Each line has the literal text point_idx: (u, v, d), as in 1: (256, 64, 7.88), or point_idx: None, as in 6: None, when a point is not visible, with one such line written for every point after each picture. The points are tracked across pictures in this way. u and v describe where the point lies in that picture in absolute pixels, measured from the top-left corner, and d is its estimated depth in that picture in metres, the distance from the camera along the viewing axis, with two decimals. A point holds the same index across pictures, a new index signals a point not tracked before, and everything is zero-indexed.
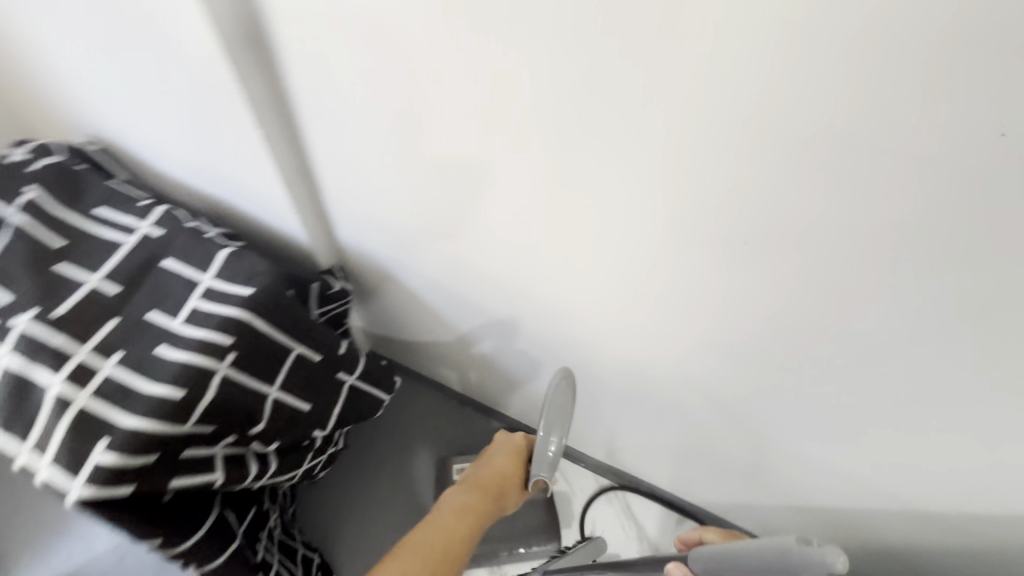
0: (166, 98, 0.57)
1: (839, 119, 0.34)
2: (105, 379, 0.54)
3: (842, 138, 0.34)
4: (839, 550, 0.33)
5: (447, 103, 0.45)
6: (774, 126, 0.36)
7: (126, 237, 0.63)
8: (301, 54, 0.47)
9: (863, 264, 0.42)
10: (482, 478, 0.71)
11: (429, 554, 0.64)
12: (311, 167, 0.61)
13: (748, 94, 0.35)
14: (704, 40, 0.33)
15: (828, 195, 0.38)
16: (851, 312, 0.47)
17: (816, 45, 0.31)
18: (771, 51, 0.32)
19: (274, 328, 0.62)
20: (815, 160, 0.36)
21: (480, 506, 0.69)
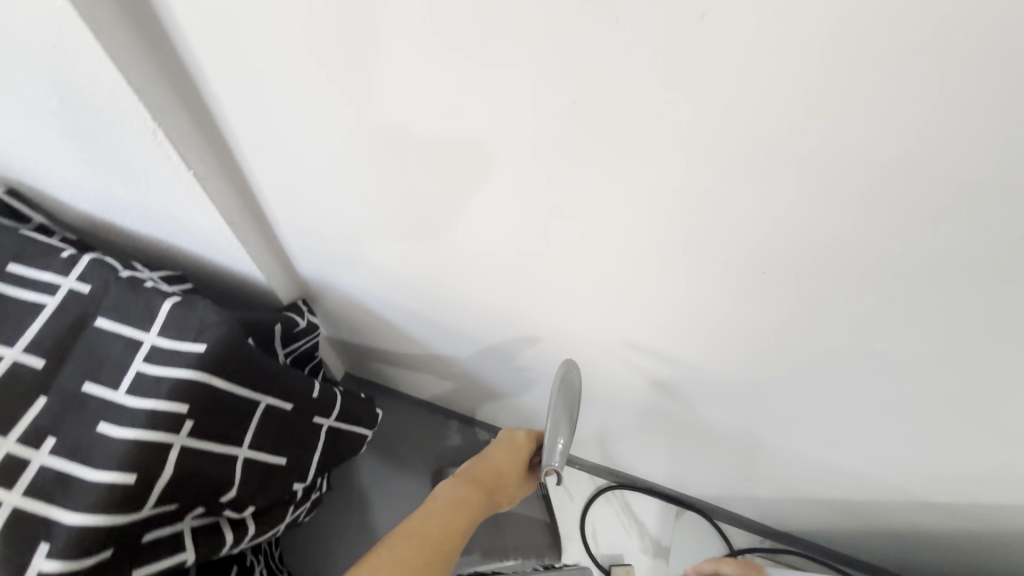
0: (72, 143, 0.47)
1: (884, 144, 0.28)
2: (40, 470, 0.47)
3: (885, 164, 0.29)
4: None
5: (411, 133, 0.38)
6: (803, 151, 0.30)
7: (49, 297, 0.54)
8: (229, 88, 0.39)
9: (892, 288, 0.37)
10: (479, 469, 0.64)
11: (421, 545, 0.57)
12: (257, 202, 0.53)
13: (774, 117, 0.29)
14: (725, 57, 0.27)
15: (861, 222, 0.33)
16: (875, 334, 0.43)
17: (862, 61, 0.25)
18: (806, 69, 0.26)
19: (234, 384, 0.55)
20: (850, 185, 0.31)
21: (476, 498, 0.62)
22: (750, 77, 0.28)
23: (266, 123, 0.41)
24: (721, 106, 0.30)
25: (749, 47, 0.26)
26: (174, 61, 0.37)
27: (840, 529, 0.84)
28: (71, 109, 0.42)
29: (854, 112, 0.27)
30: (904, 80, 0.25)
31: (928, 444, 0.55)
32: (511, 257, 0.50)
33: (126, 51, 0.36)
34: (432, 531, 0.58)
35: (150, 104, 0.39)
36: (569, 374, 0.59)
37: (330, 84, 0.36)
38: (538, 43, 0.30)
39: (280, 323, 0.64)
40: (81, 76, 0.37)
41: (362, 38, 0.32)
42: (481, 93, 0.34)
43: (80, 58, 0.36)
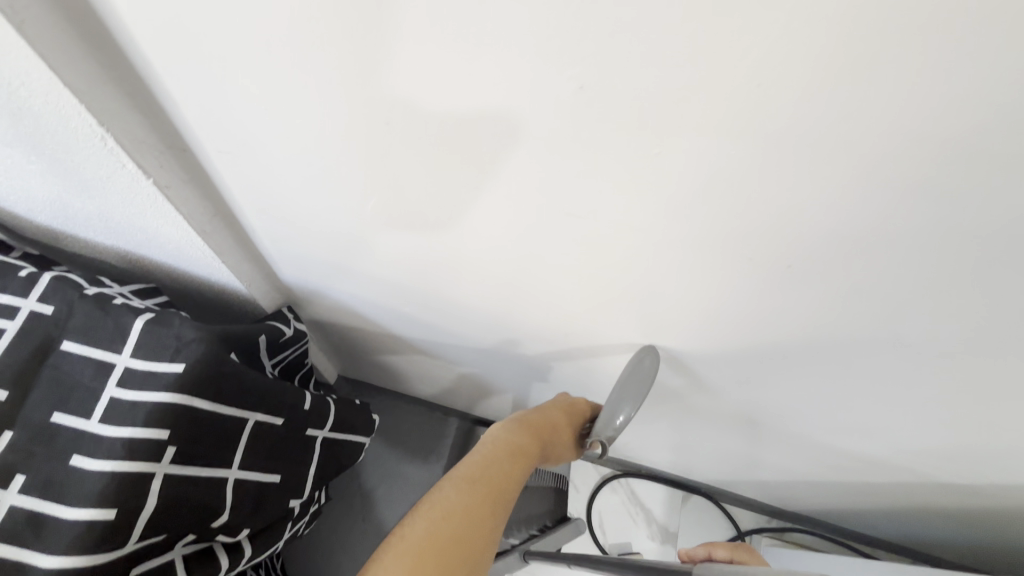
0: (17, 152, 0.42)
1: (931, 128, 0.25)
2: (10, 512, 0.43)
3: (929, 150, 0.26)
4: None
5: (393, 127, 0.34)
6: (835, 139, 0.27)
7: (7, 321, 0.49)
8: (183, 86, 0.34)
9: (922, 277, 0.34)
10: (531, 420, 0.58)
11: (484, 483, 0.48)
12: (229, 209, 0.48)
13: (805, 102, 0.26)
14: (755, 35, 0.23)
15: (899, 211, 0.30)
16: (905, 324, 0.40)
17: (913, 35, 0.21)
18: (848, 46, 0.23)
19: (218, 403, 0.52)
20: (887, 173, 0.28)
21: (530, 446, 0.55)
22: (784, 55, 0.24)
23: (230, 122, 0.37)
24: (744, 91, 0.26)
25: (785, 22, 0.23)
26: (118, 58, 0.33)
27: (849, 508, 0.82)
28: (8, 115, 0.37)
29: (905, 89, 0.24)
30: (971, 54, 0.21)
31: (950, 431, 0.52)
32: (506, 254, 0.46)
33: (59, 49, 0.31)
34: (491, 471, 0.50)
35: (94, 108, 0.34)
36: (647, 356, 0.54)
37: (297, 76, 0.32)
38: (534, 24, 0.26)
39: (265, 334, 0.60)
40: (10, 80, 0.33)
41: (329, 24, 0.28)
42: (472, 82, 0.29)
43: (7, 61, 0.31)
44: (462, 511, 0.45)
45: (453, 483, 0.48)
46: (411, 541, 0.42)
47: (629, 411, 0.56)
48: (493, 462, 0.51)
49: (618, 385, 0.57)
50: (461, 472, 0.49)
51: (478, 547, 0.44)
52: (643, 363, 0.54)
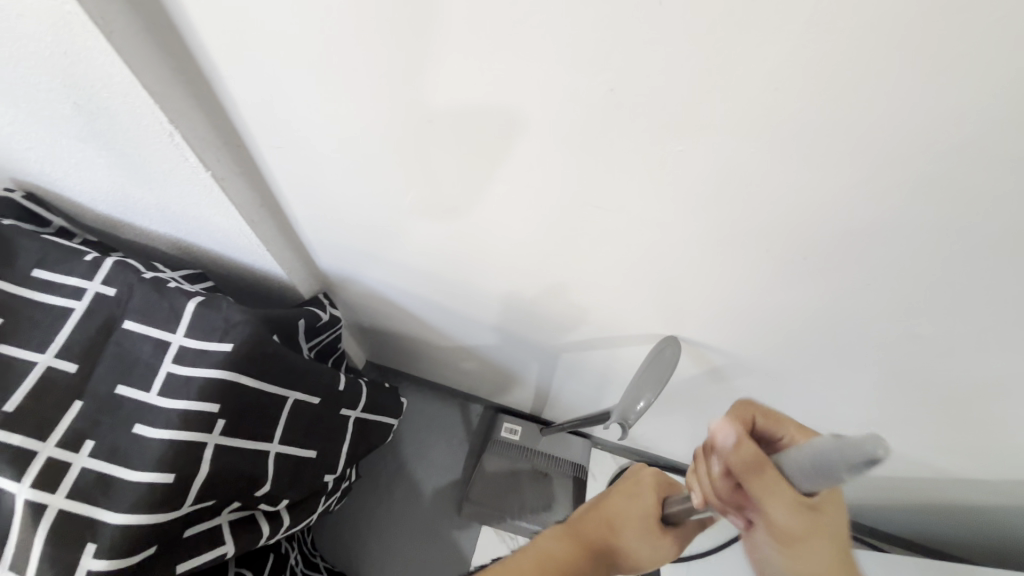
0: (90, 147, 0.46)
1: (949, 129, 0.26)
2: (81, 473, 0.47)
3: (946, 150, 0.27)
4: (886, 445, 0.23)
5: (434, 124, 0.37)
6: (859, 139, 0.28)
7: (75, 301, 0.54)
8: (245, 86, 0.37)
9: (941, 271, 0.36)
10: (546, 568, 0.40)
11: None
12: (275, 199, 0.52)
13: (831, 104, 0.27)
14: (783, 43, 0.25)
15: (919, 207, 0.31)
16: (926, 317, 0.40)
17: (931, 43, 0.23)
18: (871, 53, 0.24)
19: (262, 381, 0.56)
20: (905, 172, 0.29)
21: (575, 557, 0.41)
22: (802, 63, 0.26)
23: (284, 121, 0.40)
24: (772, 96, 0.28)
25: (804, 32, 0.24)
26: (187, 60, 0.36)
27: (866, 503, 0.82)
28: (86, 113, 0.41)
29: (918, 92, 0.25)
30: (987, 60, 0.23)
31: (967, 425, 0.53)
32: (532, 244, 0.48)
33: (140, 53, 0.34)
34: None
35: (165, 106, 0.37)
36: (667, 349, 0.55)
37: (349, 76, 0.35)
38: (573, 33, 0.28)
39: (304, 318, 0.64)
40: (95, 80, 0.36)
41: (383, 31, 0.31)
42: (510, 80, 0.32)
43: (97, 65, 0.35)
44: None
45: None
46: None
47: (649, 399, 0.56)
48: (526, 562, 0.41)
49: (638, 375, 0.58)
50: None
51: None
52: (665, 352, 0.55)
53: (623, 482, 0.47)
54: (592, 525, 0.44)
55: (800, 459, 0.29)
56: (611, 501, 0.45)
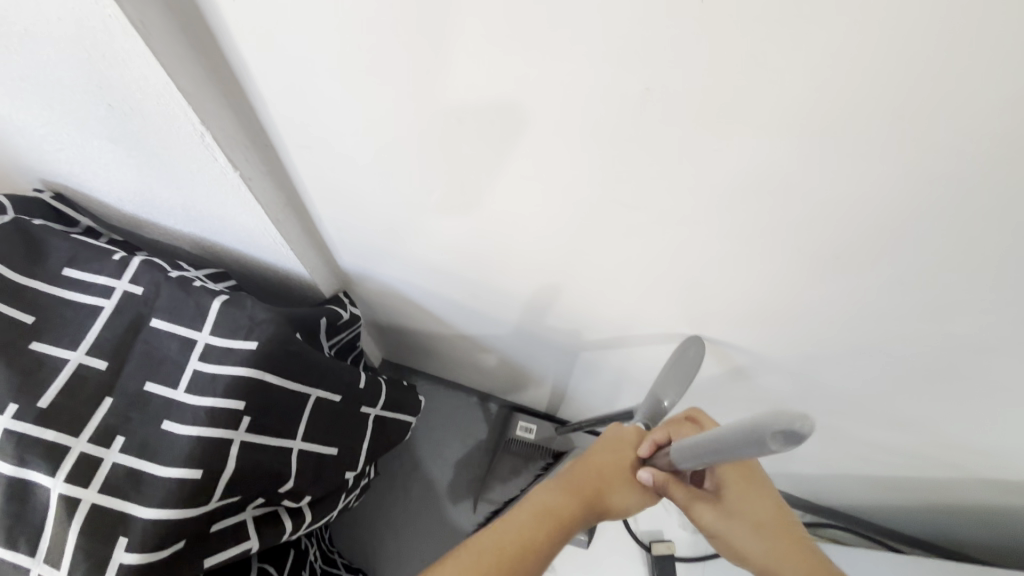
0: (120, 148, 0.47)
1: (995, 134, 0.26)
2: (113, 468, 0.48)
3: (991, 155, 0.27)
4: (805, 419, 0.27)
5: (461, 125, 0.37)
6: (900, 145, 0.28)
7: (105, 300, 0.55)
8: (275, 88, 0.38)
9: (977, 277, 0.35)
10: (542, 513, 0.47)
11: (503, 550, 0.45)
12: (299, 198, 0.52)
13: (874, 108, 0.26)
14: (826, 46, 0.24)
15: (958, 212, 0.31)
16: (957, 321, 0.40)
17: (981, 48, 0.22)
18: (914, 57, 0.24)
19: (286, 379, 0.57)
20: (944, 177, 0.29)
21: (571, 505, 0.47)
22: (858, 61, 0.25)
23: (312, 122, 0.41)
24: (810, 100, 0.27)
25: (849, 34, 0.24)
26: (220, 61, 0.36)
27: (886, 504, 0.81)
28: (119, 115, 0.41)
29: (973, 93, 0.24)
30: None
31: (996, 427, 0.52)
32: (554, 244, 0.48)
33: (173, 57, 0.35)
34: (526, 534, 0.46)
35: (198, 108, 0.38)
36: (691, 347, 0.55)
37: (377, 77, 0.35)
38: (606, 35, 0.27)
39: (325, 316, 0.65)
40: (130, 83, 0.37)
41: (418, 33, 0.31)
42: (540, 82, 0.31)
43: (131, 66, 0.35)
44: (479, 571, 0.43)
45: (488, 540, 0.45)
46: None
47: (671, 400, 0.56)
48: (525, 513, 0.47)
49: (660, 374, 0.57)
50: (496, 538, 0.46)
51: None
52: (687, 351, 0.55)
53: (610, 438, 0.52)
54: (583, 477, 0.49)
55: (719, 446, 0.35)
56: (598, 456, 0.51)
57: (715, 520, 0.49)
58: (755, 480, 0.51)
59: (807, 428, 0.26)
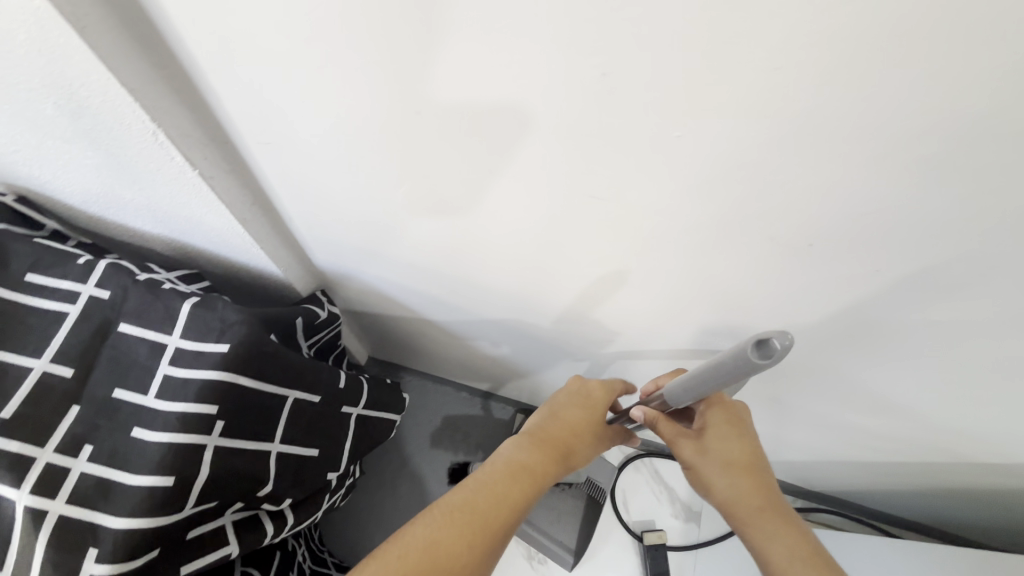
0: (75, 148, 0.45)
1: (950, 126, 0.25)
2: (81, 478, 0.47)
3: (946, 148, 0.26)
4: (785, 331, 0.34)
5: (419, 117, 0.36)
6: (859, 132, 0.27)
7: (70, 305, 0.53)
8: (226, 80, 0.36)
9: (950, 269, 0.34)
10: (517, 470, 0.51)
11: (480, 509, 0.48)
12: (266, 195, 0.51)
13: (835, 95, 0.25)
14: (779, 30, 0.23)
15: (916, 202, 0.30)
16: (931, 311, 0.39)
17: (932, 33, 0.21)
18: (866, 42, 0.23)
19: (261, 381, 0.56)
20: (905, 169, 0.28)
21: (542, 463, 0.53)
22: (810, 46, 0.24)
23: (269, 118, 0.39)
24: (763, 88, 0.26)
25: (798, 20, 0.23)
26: (165, 54, 0.35)
27: (875, 488, 0.81)
28: (68, 113, 0.40)
29: (939, 72, 0.23)
30: (994, 52, 0.21)
31: (974, 412, 0.51)
32: (527, 238, 0.47)
33: (112, 50, 0.33)
34: (505, 495, 0.49)
35: (147, 104, 0.37)
36: None
37: (330, 69, 0.34)
38: (556, 21, 0.26)
39: (302, 316, 0.64)
40: (73, 79, 0.35)
41: (365, 21, 0.29)
42: (495, 71, 0.30)
43: (70, 61, 0.33)
44: (457, 531, 0.46)
45: (469, 498, 0.49)
46: (440, 539, 0.45)
47: None
48: (500, 473, 0.51)
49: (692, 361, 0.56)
50: (476, 498, 0.49)
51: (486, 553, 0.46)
52: None
53: (575, 397, 0.58)
54: (555, 435, 0.55)
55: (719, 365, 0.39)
56: (565, 414, 0.57)
57: (704, 466, 0.50)
58: (736, 420, 0.51)
59: (790, 343, 0.33)
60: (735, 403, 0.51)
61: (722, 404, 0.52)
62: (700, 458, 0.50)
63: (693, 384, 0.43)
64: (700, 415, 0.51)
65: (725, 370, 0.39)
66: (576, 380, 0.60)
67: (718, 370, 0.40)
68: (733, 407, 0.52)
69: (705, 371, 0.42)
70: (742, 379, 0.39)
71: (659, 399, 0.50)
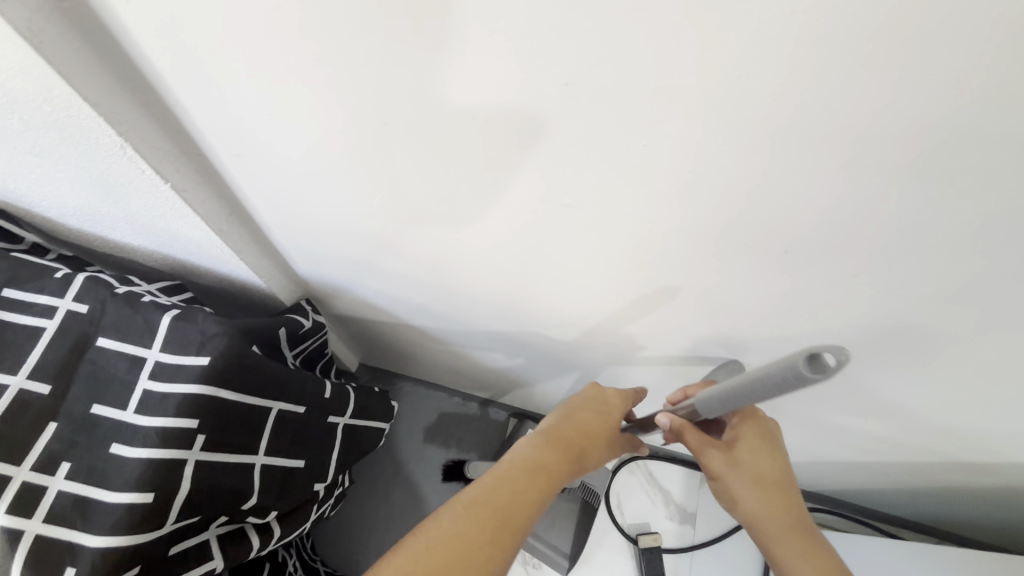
0: (46, 161, 0.45)
1: (909, 134, 0.25)
2: (58, 496, 0.46)
3: (907, 156, 0.26)
4: (840, 351, 0.29)
5: (387, 127, 0.35)
6: (821, 141, 0.27)
7: (47, 320, 0.53)
8: (191, 93, 0.36)
9: (922, 274, 0.34)
10: (531, 469, 0.50)
11: (491, 507, 0.47)
12: (243, 206, 0.50)
13: (795, 103, 0.25)
14: (733, 39, 0.23)
15: (884, 208, 0.29)
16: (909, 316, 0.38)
17: (883, 40, 0.21)
18: (821, 51, 0.22)
19: (243, 393, 0.55)
20: (870, 176, 0.28)
21: (556, 464, 0.51)
22: (765, 55, 0.23)
23: (238, 130, 0.39)
24: (722, 97, 0.26)
25: (750, 29, 0.23)
26: (128, 67, 0.34)
27: (871, 487, 0.81)
28: (34, 127, 0.39)
29: (900, 81, 0.22)
30: (945, 61, 0.21)
31: (959, 412, 0.51)
32: (506, 245, 0.47)
33: (73, 65, 0.33)
34: (518, 493, 0.48)
35: (112, 118, 0.36)
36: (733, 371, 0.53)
37: (295, 80, 0.33)
38: (513, 31, 0.26)
39: (285, 326, 0.63)
40: (35, 93, 0.35)
41: (324, 33, 0.29)
42: (457, 82, 0.30)
43: (30, 75, 0.33)
44: (472, 531, 0.45)
45: (482, 497, 0.48)
46: (456, 546, 0.44)
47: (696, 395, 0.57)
48: (513, 471, 0.50)
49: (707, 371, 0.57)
50: (489, 497, 0.47)
51: (497, 555, 0.45)
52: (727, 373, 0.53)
53: (592, 400, 0.57)
54: (571, 436, 0.53)
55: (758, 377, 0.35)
56: (581, 415, 0.56)
57: (733, 480, 0.49)
58: (768, 434, 0.50)
59: (847, 359, 0.29)
60: (767, 418, 0.50)
61: (754, 417, 0.50)
62: (730, 472, 0.49)
63: (731, 395, 0.39)
64: (732, 428, 0.50)
65: (761, 384, 0.35)
66: (592, 386, 0.59)
67: (756, 383, 0.35)
68: (765, 423, 0.50)
69: (738, 386, 0.38)
70: (776, 395, 0.34)
71: (687, 407, 0.47)
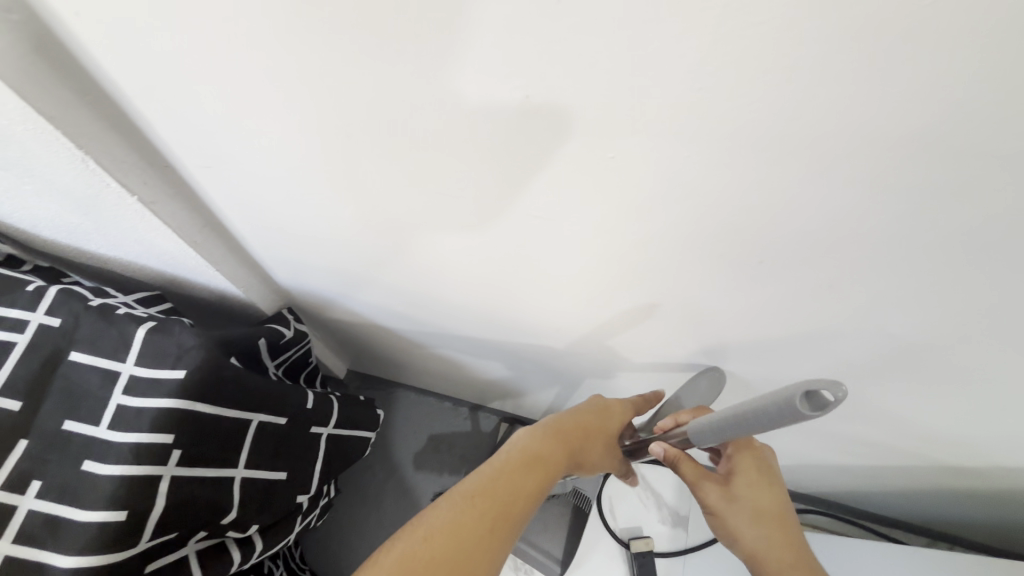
0: (11, 174, 0.43)
1: (877, 146, 0.24)
2: (28, 516, 0.45)
3: (876, 168, 0.25)
4: (837, 386, 0.28)
5: (353, 138, 0.35)
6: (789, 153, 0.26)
7: (18, 334, 0.52)
8: (152, 105, 0.35)
9: (898, 283, 0.33)
10: (529, 461, 0.49)
11: (490, 496, 0.45)
12: (216, 217, 0.49)
13: (759, 117, 0.24)
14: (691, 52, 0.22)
15: (857, 219, 0.29)
16: (887, 324, 0.38)
17: (846, 55, 0.21)
18: (783, 65, 0.22)
19: (221, 407, 0.54)
20: (840, 188, 0.27)
21: (554, 456, 0.50)
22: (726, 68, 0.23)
23: (204, 142, 0.38)
24: (687, 110, 0.25)
25: (709, 43, 0.22)
26: (85, 80, 0.33)
27: (863, 488, 0.80)
28: None
29: (862, 94, 0.22)
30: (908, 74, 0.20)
31: (943, 416, 0.51)
32: (483, 254, 0.46)
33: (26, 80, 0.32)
34: (514, 484, 0.47)
35: (71, 132, 0.35)
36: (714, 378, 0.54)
37: (256, 92, 0.32)
38: (469, 44, 0.25)
39: (265, 337, 0.62)
40: None
41: (280, 46, 0.28)
42: (420, 94, 0.29)
43: None
44: (470, 521, 0.43)
45: (480, 487, 0.46)
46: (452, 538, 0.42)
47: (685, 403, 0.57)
48: (511, 463, 0.49)
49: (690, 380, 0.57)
50: (487, 487, 0.46)
51: (494, 546, 0.43)
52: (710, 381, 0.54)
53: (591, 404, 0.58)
54: (569, 430, 0.53)
55: (757, 406, 0.34)
56: (579, 414, 0.56)
57: (731, 514, 0.48)
58: (765, 465, 0.49)
59: (842, 397, 0.28)
60: (764, 449, 0.50)
61: (750, 447, 0.50)
62: (728, 507, 0.48)
63: (723, 423, 0.39)
64: (728, 460, 0.49)
65: (759, 415, 0.34)
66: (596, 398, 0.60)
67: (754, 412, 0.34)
68: (762, 454, 0.50)
69: (734, 416, 0.37)
70: (773, 425, 0.33)
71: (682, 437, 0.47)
